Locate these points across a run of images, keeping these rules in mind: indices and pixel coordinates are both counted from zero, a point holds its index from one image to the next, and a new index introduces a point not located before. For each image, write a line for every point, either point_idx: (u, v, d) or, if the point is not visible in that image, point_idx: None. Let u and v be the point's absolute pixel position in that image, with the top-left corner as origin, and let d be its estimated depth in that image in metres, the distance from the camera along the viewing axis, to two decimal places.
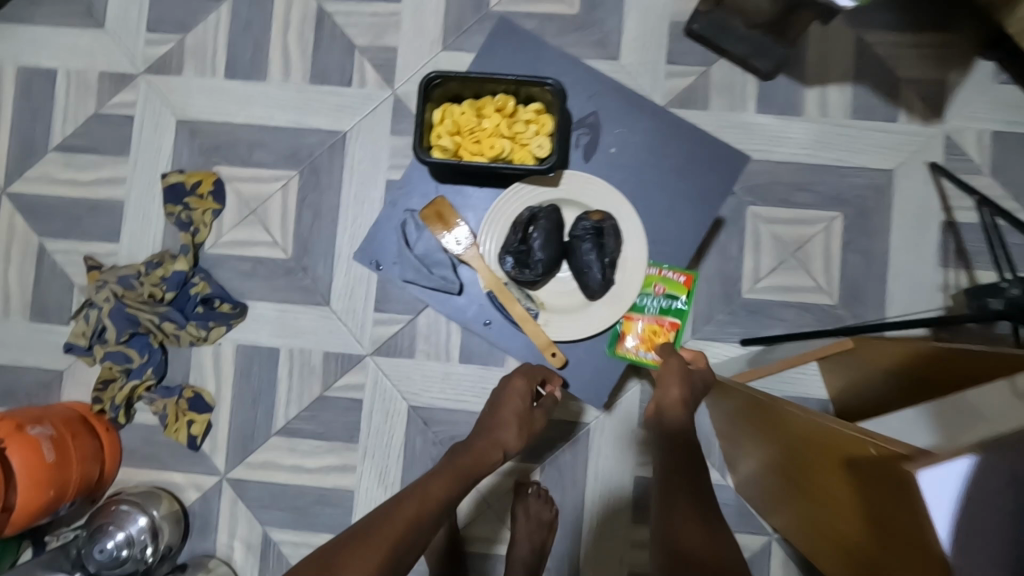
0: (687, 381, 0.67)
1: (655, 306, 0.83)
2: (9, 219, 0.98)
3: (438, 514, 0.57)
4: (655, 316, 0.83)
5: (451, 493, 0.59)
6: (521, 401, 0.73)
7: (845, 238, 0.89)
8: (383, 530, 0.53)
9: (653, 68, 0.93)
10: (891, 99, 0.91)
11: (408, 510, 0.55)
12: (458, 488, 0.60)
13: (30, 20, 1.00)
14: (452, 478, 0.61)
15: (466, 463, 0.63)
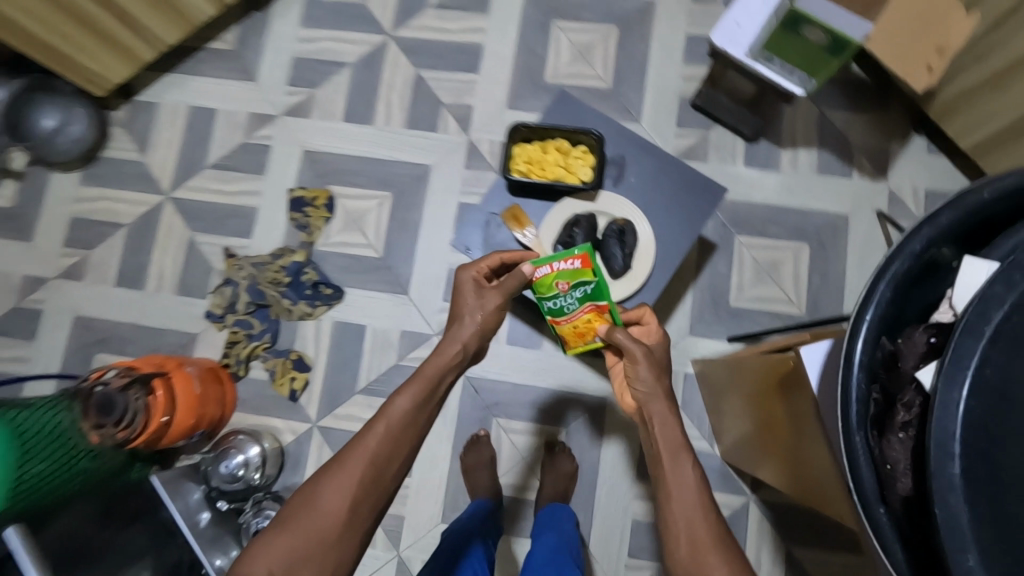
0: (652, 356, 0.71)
1: (575, 302, 0.84)
2: (170, 217, 1.29)
3: (405, 428, 0.66)
4: (584, 307, 0.83)
5: (413, 418, 0.66)
6: (474, 298, 0.75)
7: (810, 263, 1.16)
8: (352, 467, 0.63)
9: (665, 130, 1.23)
10: (846, 161, 1.19)
11: (372, 448, 0.64)
12: (420, 412, 0.67)
13: (197, 72, 1.34)
14: (417, 399, 0.67)
15: (425, 380, 0.68)
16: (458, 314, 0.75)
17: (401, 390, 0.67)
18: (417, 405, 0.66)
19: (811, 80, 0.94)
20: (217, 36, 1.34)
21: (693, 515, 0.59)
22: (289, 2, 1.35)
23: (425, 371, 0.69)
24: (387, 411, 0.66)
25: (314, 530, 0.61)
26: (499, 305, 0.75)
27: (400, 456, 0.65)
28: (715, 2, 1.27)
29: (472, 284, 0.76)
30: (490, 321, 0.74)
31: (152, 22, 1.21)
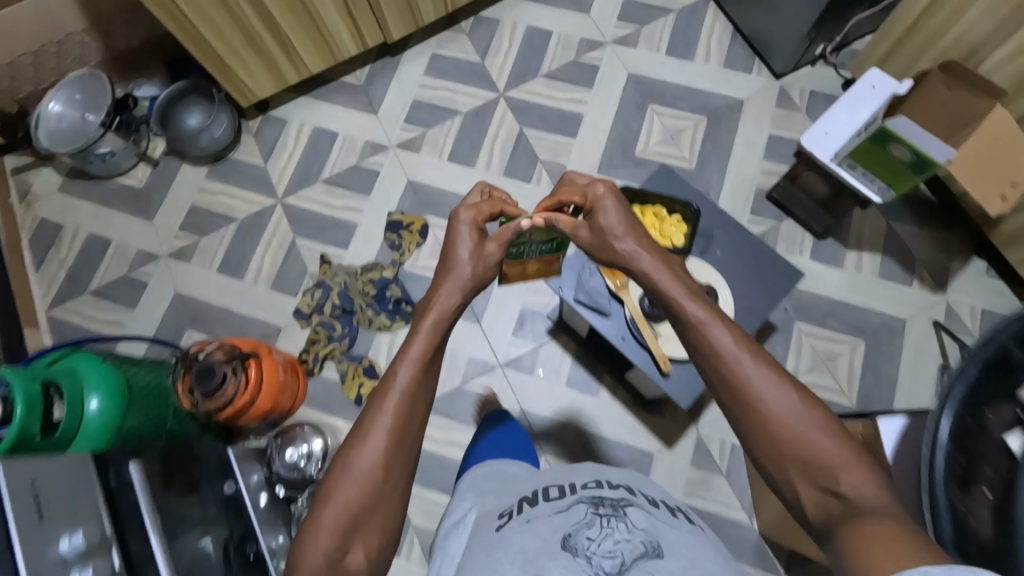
0: (602, 196, 0.83)
1: (536, 251, 0.89)
2: (278, 219, 1.42)
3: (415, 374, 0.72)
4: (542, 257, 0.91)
5: (421, 377, 0.72)
6: (467, 249, 0.82)
7: (864, 360, 1.23)
8: (376, 432, 0.68)
9: (740, 216, 1.34)
10: (908, 270, 1.27)
11: (391, 407, 0.70)
12: (428, 371, 0.73)
13: (328, 98, 1.51)
14: (428, 344, 0.74)
15: (424, 334, 0.75)
16: (451, 265, 0.83)
17: (403, 358, 0.73)
18: (423, 359, 0.72)
19: (889, 191, 1.04)
20: (351, 72, 1.52)
21: (746, 380, 0.64)
22: (419, 53, 1.53)
23: (423, 330, 0.75)
24: (394, 381, 0.71)
25: (354, 496, 0.66)
26: (496, 256, 0.83)
27: (419, 409, 0.71)
28: (799, 110, 1.41)
29: (467, 229, 0.84)
30: (484, 270, 0.82)
31: (306, 53, 1.39)
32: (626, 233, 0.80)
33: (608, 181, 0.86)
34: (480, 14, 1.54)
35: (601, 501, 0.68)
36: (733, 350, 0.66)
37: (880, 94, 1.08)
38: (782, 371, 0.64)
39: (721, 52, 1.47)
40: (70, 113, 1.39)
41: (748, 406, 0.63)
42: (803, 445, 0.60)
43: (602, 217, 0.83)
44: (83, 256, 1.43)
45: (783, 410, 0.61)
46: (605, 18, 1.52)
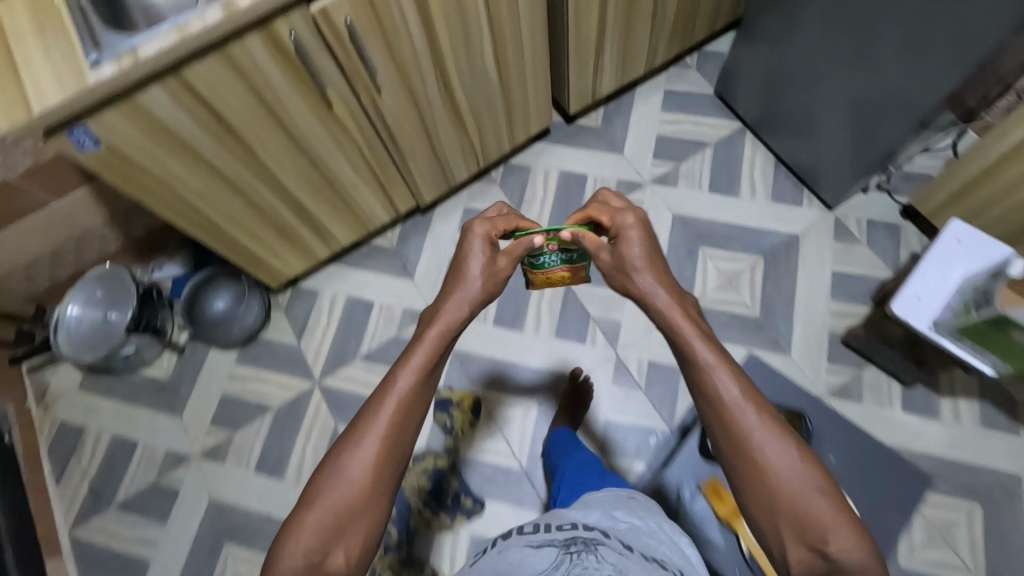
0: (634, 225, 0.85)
1: (555, 261, 1.00)
2: (317, 405, 1.32)
3: (418, 387, 0.70)
4: (561, 265, 1.00)
5: (419, 386, 0.70)
6: (482, 268, 0.82)
7: (985, 529, 1.10)
8: (368, 438, 0.66)
9: (816, 366, 1.24)
10: (1013, 416, 1.17)
11: (388, 410, 0.68)
12: (425, 378, 0.71)
13: (360, 264, 1.44)
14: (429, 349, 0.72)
15: (431, 344, 0.74)
16: (462, 278, 0.83)
17: (406, 360, 0.72)
18: (422, 375, 0.71)
19: (1004, 365, 0.95)
20: (382, 234, 1.46)
21: (742, 422, 0.68)
22: (450, 208, 1.47)
23: (426, 342, 0.74)
24: (394, 386, 0.69)
25: (341, 498, 0.64)
26: (505, 273, 0.84)
27: (412, 417, 0.69)
28: (860, 242, 1.33)
29: (480, 241, 0.85)
30: (491, 287, 0.82)
31: (338, 230, 1.31)
32: (648, 265, 0.81)
33: (636, 212, 0.86)
34: (509, 162, 1.49)
35: (573, 539, 0.67)
36: (738, 401, 0.68)
37: (969, 258, 1.01)
38: (781, 426, 0.68)
39: (766, 185, 1.41)
40: (89, 314, 1.28)
41: (745, 454, 0.67)
42: (793, 494, 0.64)
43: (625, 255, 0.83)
44: (107, 465, 1.32)
45: (784, 464, 0.65)
46: (640, 157, 1.47)
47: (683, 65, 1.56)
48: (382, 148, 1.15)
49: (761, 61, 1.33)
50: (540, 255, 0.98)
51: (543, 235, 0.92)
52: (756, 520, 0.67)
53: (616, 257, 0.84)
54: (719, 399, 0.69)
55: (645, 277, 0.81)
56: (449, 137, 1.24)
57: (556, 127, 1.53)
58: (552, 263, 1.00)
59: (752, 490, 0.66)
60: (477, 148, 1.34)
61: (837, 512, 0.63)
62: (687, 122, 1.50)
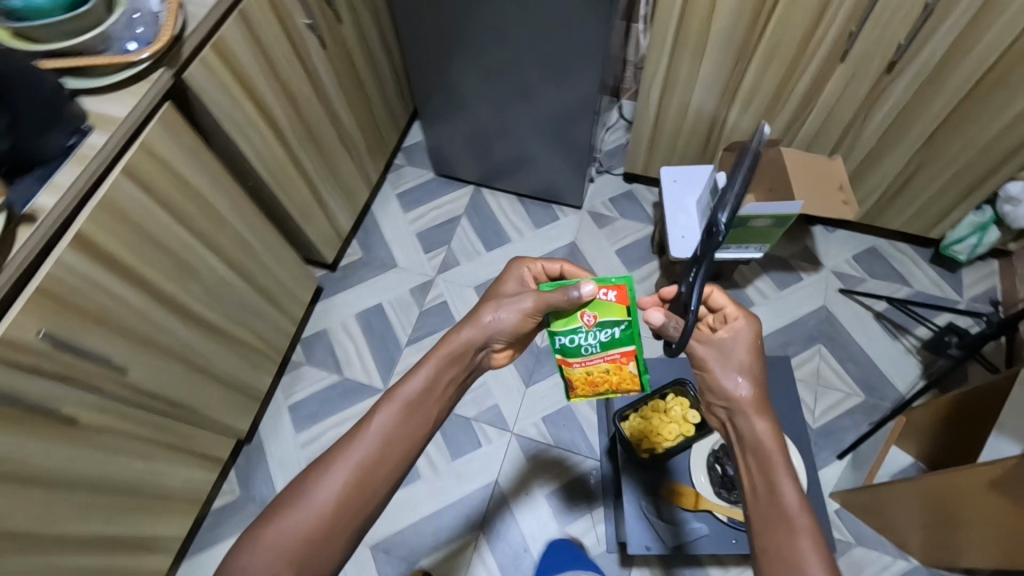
0: (749, 349, 0.71)
1: (597, 347, 0.75)
2: None
3: (400, 448, 0.69)
4: (605, 354, 0.76)
5: (400, 430, 0.70)
6: (516, 290, 0.78)
7: (835, 356, 1.32)
8: (314, 504, 0.64)
9: None
10: (789, 267, 1.43)
11: (355, 469, 0.66)
12: (412, 416, 0.71)
13: (221, 536, 1.22)
14: (426, 384, 0.72)
15: (452, 345, 0.74)
16: (473, 316, 0.76)
17: (355, 441, 0.68)
18: (434, 382, 0.73)
19: (762, 246, 1.14)
20: (221, 491, 1.26)
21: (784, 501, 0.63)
22: (274, 419, 1.33)
23: (402, 391, 0.71)
24: (388, 402, 0.71)
25: (287, 551, 0.62)
26: (531, 310, 0.74)
27: (395, 458, 0.69)
28: (616, 218, 1.54)
29: (517, 277, 0.79)
30: (531, 318, 0.74)
31: (167, 524, 1.09)
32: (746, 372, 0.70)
33: (749, 326, 0.71)
34: (304, 337, 1.41)
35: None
36: (798, 510, 0.62)
37: (685, 184, 1.23)
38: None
39: (524, 218, 1.56)
40: None
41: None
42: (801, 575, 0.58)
43: (733, 354, 0.70)
44: None
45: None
46: (416, 261, 1.51)
47: (397, 167, 1.66)
48: (158, 412, 0.97)
49: (474, 137, 1.48)
50: (568, 332, 0.75)
51: (589, 286, 0.71)
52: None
53: (731, 351, 0.71)
54: (746, 430, 0.68)
55: (739, 367, 0.70)
56: (222, 355, 1.11)
57: (325, 281, 1.49)
58: (590, 350, 0.76)
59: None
60: (267, 349, 1.26)
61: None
62: (430, 211, 1.59)
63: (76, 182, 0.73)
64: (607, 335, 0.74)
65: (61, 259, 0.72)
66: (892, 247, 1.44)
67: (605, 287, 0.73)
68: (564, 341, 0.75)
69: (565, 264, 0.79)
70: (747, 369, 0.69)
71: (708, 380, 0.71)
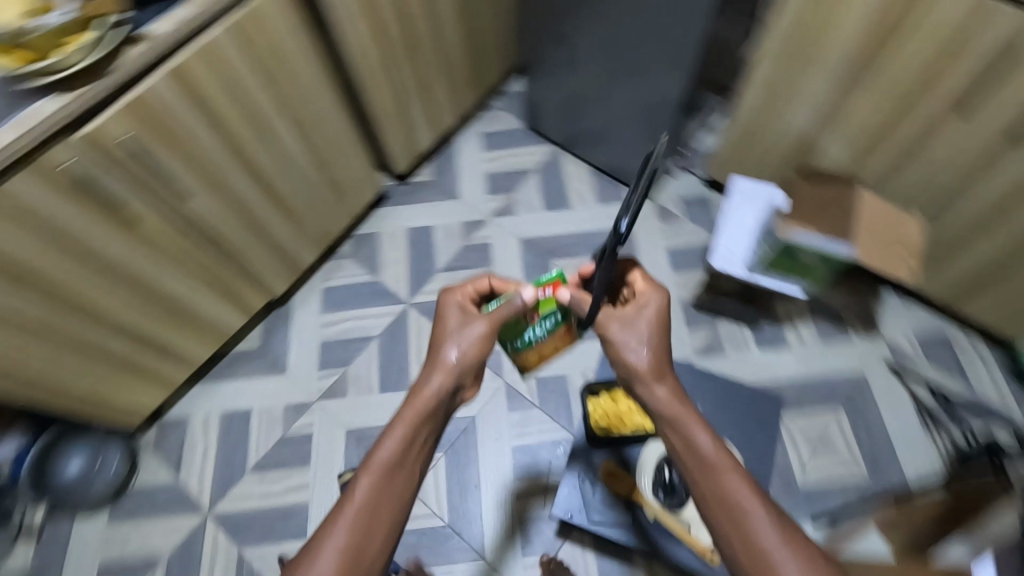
0: (648, 322, 0.78)
1: (544, 332, 0.84)
2: (213, 538, 1.22)
3: (388, 509, 0.67)
4: (552, 334, 0.85)
5: (389, 471, 0.68)
6: (460, 329, 0.79)
7: (852, 424, 1.25)
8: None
9: (677, 321, 1.37)
10: (840, 323, 1.35)
11: (352, 530, 0.64)
12: (391, 480, 0.68)
13: (232, 375, 1.37)
14: (399, 447, 0.69)
15: (424, 398, 0.73)
16: (437, 362, 0.76)
17: (336, 528, 0.64)
18: (409, 444, 0.70)
19: (807, 286, 1.11)
20: (244, 338, 1.41)
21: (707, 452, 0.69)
22: (307, 294, 1.46)
23: (379, 455, 0.69)
24: (369, 463, 0.68)
25: None
26: (486, 335, 0.79)
27: (384, 524, 0.66)
28: (681, 217, 1.50)
29: (454, 312, 0.82)
30: (486, 344, 0.78)
31: (191, 344, 1.25)
32: (651, 339, 0.77)
33: (652, 296, 0.80)
34: (356, 234, 1.52)
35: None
36: (717, 454, 0.68)
37: (756, 206, 1.16)
38: (804, 540, 0.63)
39: (591, 190, 1.56)
40: None
41: (758, 551, 0.62)
42: (740, 524, 0.64)
43: (633, 329, 0.77)
44: None
45: (777, 544, 0.62)
46: (477, 198, 1.56)
47: (492, 108, 1.70)
48: (206, 244, 1.11)
49: (565, 97, 1.49)
50: (519, 333, 0.84)
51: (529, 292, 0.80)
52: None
53: (630, 328, 0.78)
54: (654, 404, 0.74)
55: (640, 337, 0.76)
56: (275, 219, 1.23)
57: (392, 191, 1.58)
58: (539, 340, 0.85)
59: (738, 549, 0.63)
60: (318, 230, 1.38)
61: (773, 519, 0.64)
62: (508, 156, 1.63)
63: (188, 19, 0.86)
64: (550, 322, 0.83)
65: (157, 83, 0.86)
66: (965, 340, 1.31)
67: (541, 287, 0.81)
68: (517, 341, 0.84)
69: (489, 276, 0.88)
70: (644, 332, 0.77)
71: (614, 354, 0.77)
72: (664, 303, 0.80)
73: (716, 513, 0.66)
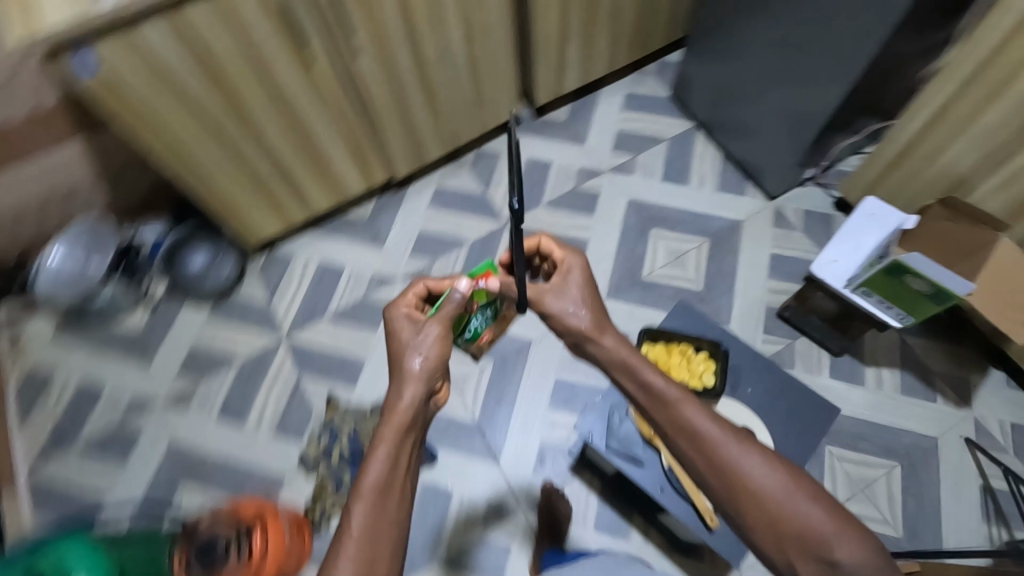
0: (568, 283, 0.92)
1: (484, 318, 1.05)
2: (282, 359, 1.38)
3: (386, 516, 0.71)
4: (489, 319, 1.07)
5: (385, 484, 0.73)
6: (418, 339, 0.84)
7: (904, 484, 1.19)
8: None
9: (756, 323, 1.35)
10: (929, 384, 1.26)
11: (360, 542, 0.68)
12: (385, 501, 0.72)
13: (337, 233, 1.52)
14: (385, 469, 0.74)
15: (398, 415, 0.78)
16: (404, 375, 0.81)
17: (343, 559, 0.67)
18: (393, 463, 0.74)
19: (908, 317, 1.04)
20: (356, 206, 1.56)
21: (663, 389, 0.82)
22: (421, 187, 1.57)
23: (369, 478, 0.73)
24: (362, 484, 0.72)
25: None
26: (442, 340, 0.85)
27: (388, 536, 0.70)
28: (796, 228, 1.45)
29: (405, 322, 0.87)
30: (444, 346, 0.84)
31: (315, 191, 1.40)
32: (585, 298, 0.91)
33: (572, 259, 0.94)
34: (481, 149, 1.61)
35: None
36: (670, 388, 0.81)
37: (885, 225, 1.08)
38: (762, 451, 0.75)
39: (714, 177, 1.54)
40: (68, 268, 1.35)
41: (728, 469, 0.73)
42: (710, 443, 0.76)
43: (564, 292, 0.91)
44: (72, 407, 1.35)
45: (739, 453, 0.74)
46: (601, 150, 1.60)
47: (645, 71, 1.71)
48: (356, 104, 1.25)
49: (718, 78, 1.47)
50: (465, 327, 1.03)
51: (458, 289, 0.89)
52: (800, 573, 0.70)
53: (562, 291, 0.92)
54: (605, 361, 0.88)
55: (573, 296, 0.91)
56: (418, 105, 1.34)
57: (525, 120, 1.65)
58: (482, 326, 1.07)
59: (715, 470, 0.75)
60: (449, 132, 1.48)
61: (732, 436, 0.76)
62: (644, 121, 1.64)
63: None
64: (487, 312, 1.04)
65: None
66: None
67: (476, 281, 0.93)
68: (466, 331, 1.04)
69: (420, 281, 0.97)
70: (580, 304, 0.90)
71: (558, 323, 0.91)
72: (584, 264, 0.94)
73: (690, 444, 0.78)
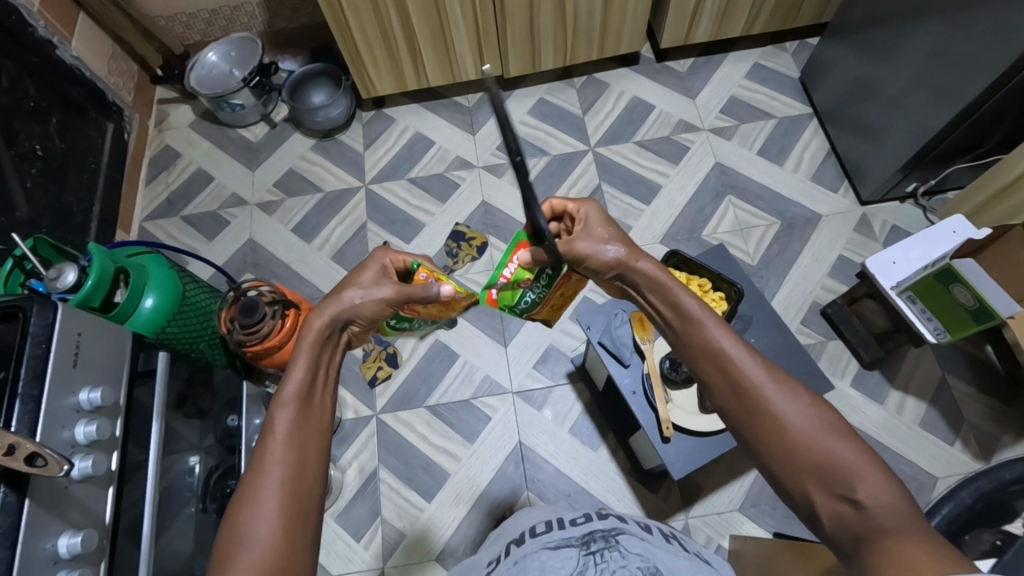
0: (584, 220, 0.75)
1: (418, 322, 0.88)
2: (357, 202, 1.54)
3: (311, 430, 0.59)
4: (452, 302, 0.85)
5: (309, 391, 0.62)
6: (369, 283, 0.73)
7: None
8: (256, 545, 0.52)
9: (796, 312, 1.33)
10: (953, 429, 1.20)
11: (283, 457, 0.56)
12: (310, 416, 0.60)
13: (438, 113, 1.64)
14: (308, 376, 0.62)
15: (317, 330, 0.66)
16: (333, 302, 0.69)
17: (265, 467, 0.55)
18: (313, 377, 0.63)
19: (945, 334, 1.01)
20: (463, 94, 1.66)
21: (698, 314, 0.63)
22: (527, 95, 1.65)
23: (290, 387, 0.61)
24: (281, 396, 0.60)
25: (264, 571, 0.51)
26: (391, 300, 0.73)
27: (313, 457, 0.58)
28: (876, 239, 1.40)
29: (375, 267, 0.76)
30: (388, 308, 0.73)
31: (429, 65, 1.51)
32: (612, 231, 0.73)
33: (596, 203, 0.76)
34: (594, 75, 1.65)
35: (591, 537, 0.66)
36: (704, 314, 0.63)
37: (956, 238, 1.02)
38: (789, 379, 0.57)
39: (812, 166, 1.50)
40: (222, 65, 1.60)
41: (747, 393, 0.57)
42: (746, 391, 0.57)
43: (592, 229, 0.73)
44: (187, 184, 1.60)
45: (790, 410, 0.54)
46: (707, 109, 1.59)
47: (782, 47, 1.66)
48: None
49: (852, 67, 1.40)
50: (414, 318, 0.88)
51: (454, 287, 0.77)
52: (820, 521, 0.52)
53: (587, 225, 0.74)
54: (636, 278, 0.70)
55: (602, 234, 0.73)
56: (546, 12, 1.40)
57: (644, 62, 1.67)
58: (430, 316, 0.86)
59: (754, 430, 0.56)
60: (567, 48, 1.53)
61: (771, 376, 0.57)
62: (762, 94, 1.60)
63: None
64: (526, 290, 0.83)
65: None
66: None
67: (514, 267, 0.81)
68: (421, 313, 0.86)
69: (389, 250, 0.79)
70: (611, 239, 0.72)
71: (597, 268, 0.73)
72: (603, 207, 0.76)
73: (729, 397, 0.58)
